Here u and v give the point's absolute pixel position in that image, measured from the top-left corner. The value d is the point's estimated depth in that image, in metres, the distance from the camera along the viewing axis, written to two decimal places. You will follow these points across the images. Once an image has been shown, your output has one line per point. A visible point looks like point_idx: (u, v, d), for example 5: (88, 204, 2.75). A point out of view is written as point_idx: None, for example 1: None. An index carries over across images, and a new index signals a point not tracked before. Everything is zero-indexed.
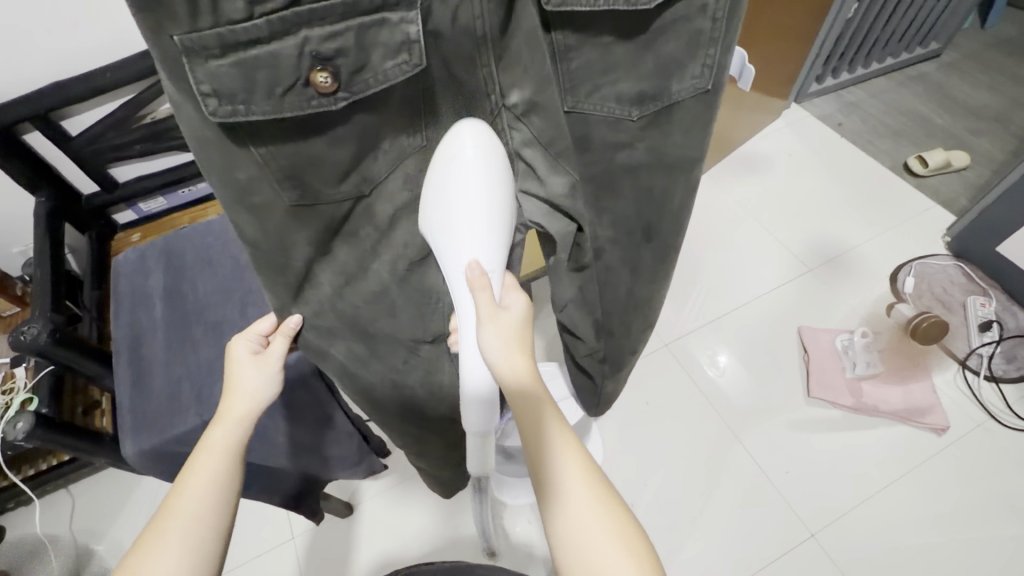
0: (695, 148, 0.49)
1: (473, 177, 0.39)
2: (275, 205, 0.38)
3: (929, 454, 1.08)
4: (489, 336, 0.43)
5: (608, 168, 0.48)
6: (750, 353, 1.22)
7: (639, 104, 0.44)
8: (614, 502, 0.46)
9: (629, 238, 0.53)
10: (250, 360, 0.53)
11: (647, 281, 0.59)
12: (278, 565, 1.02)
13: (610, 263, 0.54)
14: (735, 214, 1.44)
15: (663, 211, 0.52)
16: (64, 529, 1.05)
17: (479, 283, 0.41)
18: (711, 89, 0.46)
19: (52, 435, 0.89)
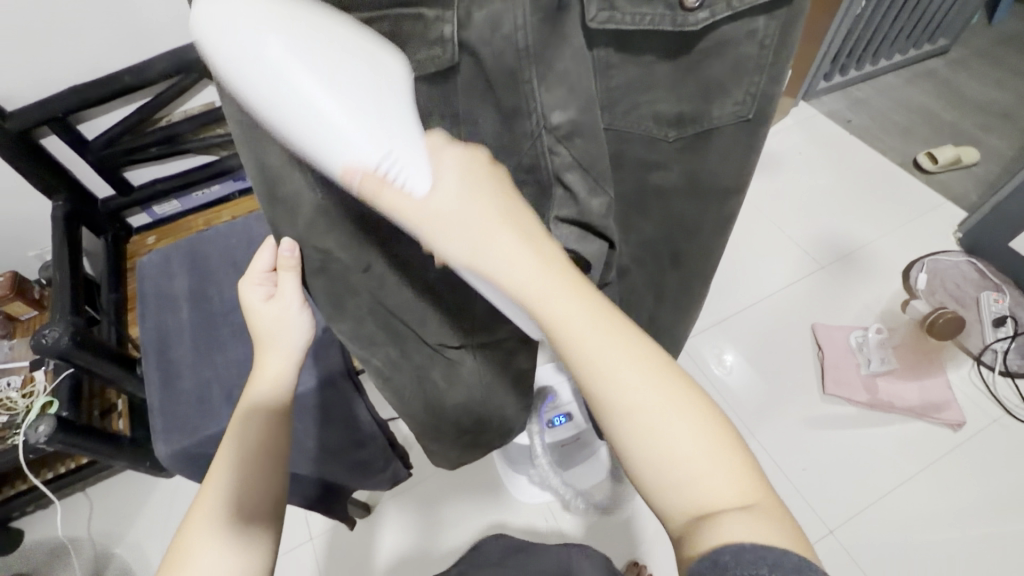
0: (733, 177, 0.46)
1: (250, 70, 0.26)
2: (302, 199, 0.36)
3: (945, 449, 1.09)
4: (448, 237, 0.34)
5: (641, 195, 0.48)
6: (765, 351, 1.23)
7: (674, 125, 0.42)
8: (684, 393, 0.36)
9: (657, 261, 0.55)
10: (265, 308, 0.45)
11: (670, 306, 0.60)
12: (297, 566, 1.02)
13: (635, 282, 0.57)
14: (746, 212, 1.44)
15: (690, 239, 0.52)
16: (84, 532, 1.05)
17: (373, 189, 0.30)
18: (753, 118, 0.41)
19: (73, 438, 0.90)
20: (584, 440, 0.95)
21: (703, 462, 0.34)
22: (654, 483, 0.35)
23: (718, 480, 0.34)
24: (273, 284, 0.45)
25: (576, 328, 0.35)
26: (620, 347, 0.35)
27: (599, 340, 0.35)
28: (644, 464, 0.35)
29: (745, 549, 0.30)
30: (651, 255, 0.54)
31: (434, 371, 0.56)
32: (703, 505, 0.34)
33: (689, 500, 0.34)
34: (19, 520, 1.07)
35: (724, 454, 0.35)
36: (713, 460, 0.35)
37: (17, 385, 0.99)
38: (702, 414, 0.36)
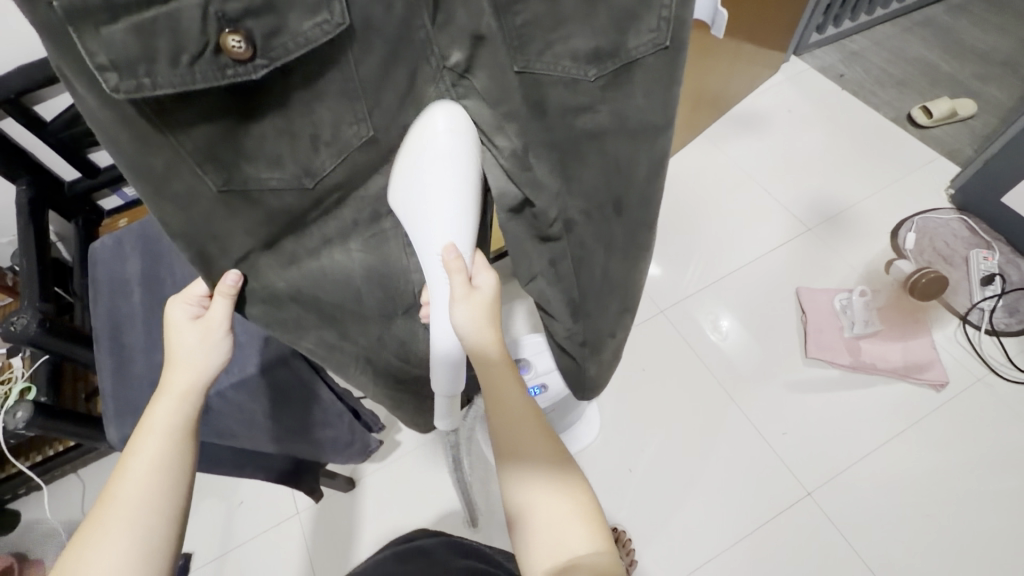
0: (657, 112, 0.47)
1: (443, 165, 0.40)
2: (198, 191, 0.36)
3: (926, 409, 1.08)
4: (460, 312, 0.45)
5: (569, 137, 0.45)
6: (750, 315, 1.21)
7: (595, 63, 0.41)
8: (569, 475, 0.49)
9: (600, 211, 0.52)
10: (190, 325, 0.49)
11: (622, 257, 0.57)
12: (286, 539, 1.05)
13: (583, 239, 0.53)
14: (734, 174, 1.40)
15: (631, 185, 0.51)
16: (77, 512, 1.08)
17: (454, 266, 0.44)
18: (670, 45, 0.43)
19: (52, 423, 0.90)
20: (560, 411, 0.95)
21: (572, 525, 0.47)
22: (532, 531, 0.48)
23: (577, 539, 0.46)
24: (205, 307, 0.50)
25: (514, 419, 0.49)
26: (531, 420, 0.50)
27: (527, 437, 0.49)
28: (529, 523, 0.48)
29: None
30: (597, 208, 0.51)
31: (386, 348, 0.55)
32: (567, 558, 0.45)
33: (558, 554, 0.46)
34: (14, 502, 1.10)
35: (585, 518, 0.48)
36: (579, 528, 0.47)
37: None
38: (580, 497, 0.49)
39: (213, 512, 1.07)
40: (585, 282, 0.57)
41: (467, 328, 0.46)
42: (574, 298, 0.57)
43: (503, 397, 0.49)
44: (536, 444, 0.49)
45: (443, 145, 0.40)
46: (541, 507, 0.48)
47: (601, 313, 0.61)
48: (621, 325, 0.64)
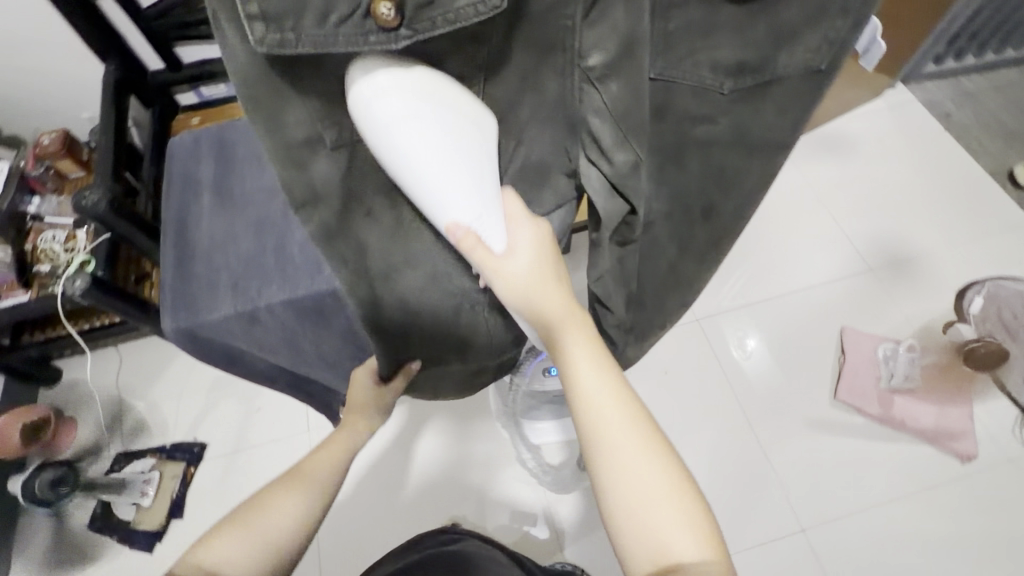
0: (788, 131, 0.46)
1: (402, 139, 0.36)
2: (312, 151, 0.39)
3: (946, 478, 1.04)
4: (504, 289, 0.46)
5: (683, 142, 0.48)
6: (786, 344, 1.18)
7: (732, 76, 0.43)
8: (676, 474, 0.44)
9: (689, 213, 0.52)
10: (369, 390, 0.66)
11: (695, 262, 0.56)
12: (292, 453, 1.10)
13: (657, 237, 0.54)
14: (804, 197, 1.34)
15: (727, 194, 0.50)
16: (112, 383, 1.16)
17: (468, 242, 0.43)
18: (825, 69, 0.43)
19: (106, 299, 0.96)
20: None
21: (674, 526, 0.43)
22: (632, 530, 0.43)
23: (681, 542, 0.42)
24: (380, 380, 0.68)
25: (594, 383, 0.45)
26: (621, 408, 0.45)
27: (612, 417, 0.45)
28: (624, 520, 0.44)
29: None
30: (685, 210, 0.52)
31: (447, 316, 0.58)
32: (671, 561, 0.42)
33: (660, 554, 0.42)
34: (59, 361, 1.18)
35: (690, 516, 0.43)
36: (686, 527, 0.43)
37: (61, 239, 1.02)
38: (684, 496, 0.44)
39: (231, 413, 1.13)
40: (647, 277, 0.58)
41: (519, 300, 0.47)
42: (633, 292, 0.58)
43: (567, 353, 0.47)
44: (626, 427, 0.45)
45: (389, 112, 0.35)
46: (637, 506, 0.43)
47: (652, 311, 0.61)
48: (673, 318, 0.63)
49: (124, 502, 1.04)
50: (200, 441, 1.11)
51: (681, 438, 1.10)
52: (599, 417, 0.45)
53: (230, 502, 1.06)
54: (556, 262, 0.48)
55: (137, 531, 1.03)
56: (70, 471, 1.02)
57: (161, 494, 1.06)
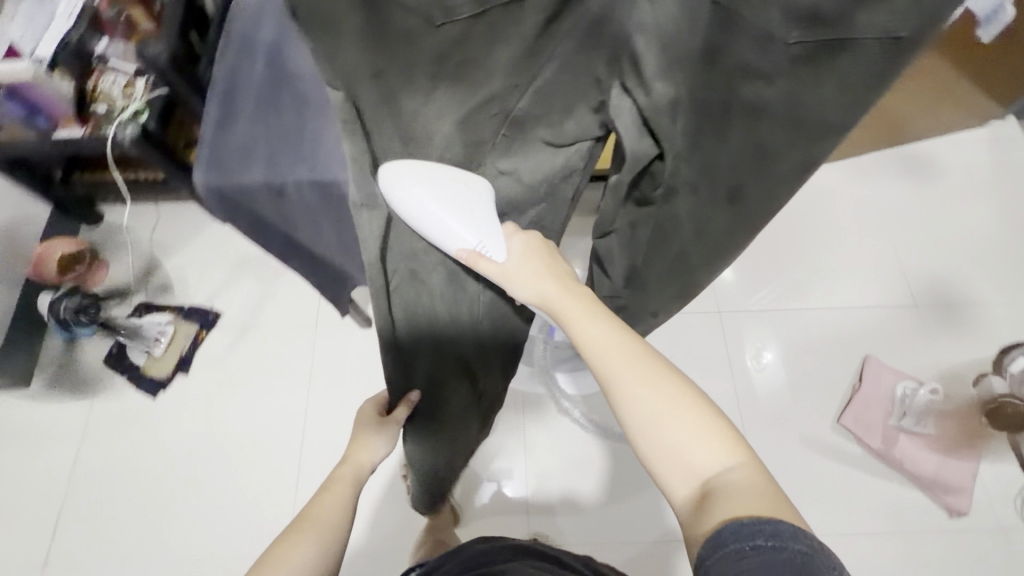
0: (842, 116, 0.40)
1: (416, 199, 0.50)
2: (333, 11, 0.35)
3: (929, 527, 1.01)
4: (517, 287, 0.55)
5: (730, 107, 0.43)
6: (803, 358, 1.14)
7: (801, 26, 0.35)
8: (690, 393, 0.47)
9: (714, 193, 0.50)
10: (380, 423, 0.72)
11: (707, 246, 0.56)
12: (297, 342, 1.13)
13: (678, 210, 0.54)
14: (867, 215, 1.26)
15: (760, 176, 0.47)
16: (146, 237, 1.21)
17: (475, 261, 0.54)
18: (903, 38, 0.34)
19: (150, 151, 1.00)
20: None
21: (701, 446, 0.46)
22: (665, 467, 0.47)
23: (705, 460, 0.46)
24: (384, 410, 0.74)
25: (594, 343, 0.50)
26: (618, 354, 0.49)
27: (617, 358, 0.48)
28: (657, 458, 0.47)
29: (744, 527, 0.40)
30: (711, 186, 0.50)
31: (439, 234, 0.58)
32: (705, 482, 0.45)
33: (694, 479, 0.46)
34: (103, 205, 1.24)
35: (709, 431, 0.46)
36: (705, 445, 0.46)
37: (120, 85, 1.01)
38: (700, 411, 0.47)
39: (249, 291, 1.18)
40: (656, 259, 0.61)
41: (520, 287, 0.55)
42: (636, 263, 0.63)
43: (569, 321, 0.52)
44: (633, 366, 0.48)
45: (407, 189, 0.50)
46: (661, 439, 0.47)
47: (653, 279, 0.64)
48: (668, 304, 0.69)
49: (138, 347, 1.10)
50: (215, 309, 1.16)
51: None
52: (607, 360, 0.49)
53: (232, 371, 1.11)
54: (541, 254, 0.56)
55: (144, 376, 1.10)
56: (92, 304, 1.08)
57: (171, 348, 1.12)
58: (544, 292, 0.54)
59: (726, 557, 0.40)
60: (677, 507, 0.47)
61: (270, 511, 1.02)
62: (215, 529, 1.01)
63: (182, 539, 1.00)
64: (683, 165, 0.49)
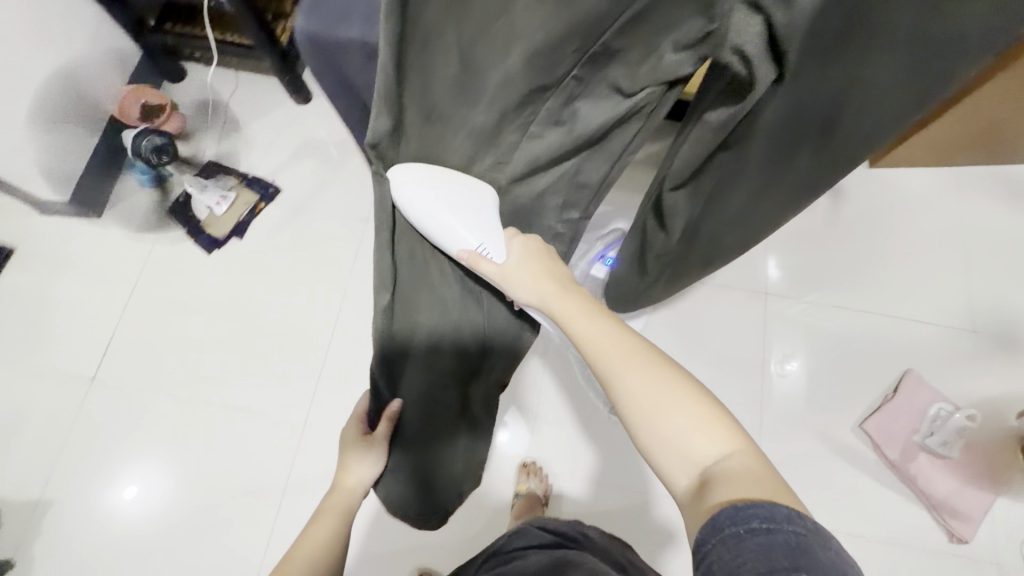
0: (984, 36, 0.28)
1: (427, 201, 0.56)
2: None
3: (923, 544, 1.01)
4: (519, 290, 0.62)
5: (850, 30, 0.36)
6: (840, 358, 1.11)
7: None
8: (685, 383, 0.49)
9: (799, 141, 0.44)
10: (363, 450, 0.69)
11: (771, 199, 0.50)
12: (347, 232, 1.16)
13: (758, 152, 0.49)
14: (948, 228, 1.19)
15: (848, 119, 0.38)
16: (223, 102, 1.23)
17: (475, 261, 0.62)
18: None
19: (245, 13, 0.98)
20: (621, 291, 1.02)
21: (697, 433, 0.47)
22: (664, 455, 0.48)
23: (703, 446, 0.47)
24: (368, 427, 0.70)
25: (587, 335, 0.55)
26: (613, 348, 0.53)
27: (616, 353, 0.52)
28: (655, 445, 0.48)
29: (741, 508, 0.40)
30: (798, 129, 0.44)
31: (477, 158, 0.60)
32: (702, 468, 0.46)
33: (691, 465, 0.46)
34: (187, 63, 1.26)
35: (705, 418, 0.48)
36: (701, 430, 0.47)
37: None
38: (694, 398, 0.49)
39: (310, 174, 1.20)
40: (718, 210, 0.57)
41: (523, 286, 0.62)
42: (695, 217, 0.61)
43: (566, 317, 0.58)
44: (630, 358, 0.51)
45: (420, 193, 0.55)
46: (658, 424, 0.48)
47: (699, 229, 0.61)
48: (718, 263, 0.65)
49: (202, 203, 1.14)
50: (275, 184, 1.19)
51: None
52: (606, 355, 0.52)
53: (282, 246, 1.15)
54: (543, 260, 0.64)
55: (203, 232, 1.15)
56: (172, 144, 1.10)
57: (231, 211, 1.16)
58: (544, 292, 0.61)
59: (725, 541, 0.39)
60: (677, 496, 0.47)
61: (294, 379, 1.08)
62: (241, 385, 1.07)
63: (213, 386, 1.07)
64: (782, 102, 0.45)
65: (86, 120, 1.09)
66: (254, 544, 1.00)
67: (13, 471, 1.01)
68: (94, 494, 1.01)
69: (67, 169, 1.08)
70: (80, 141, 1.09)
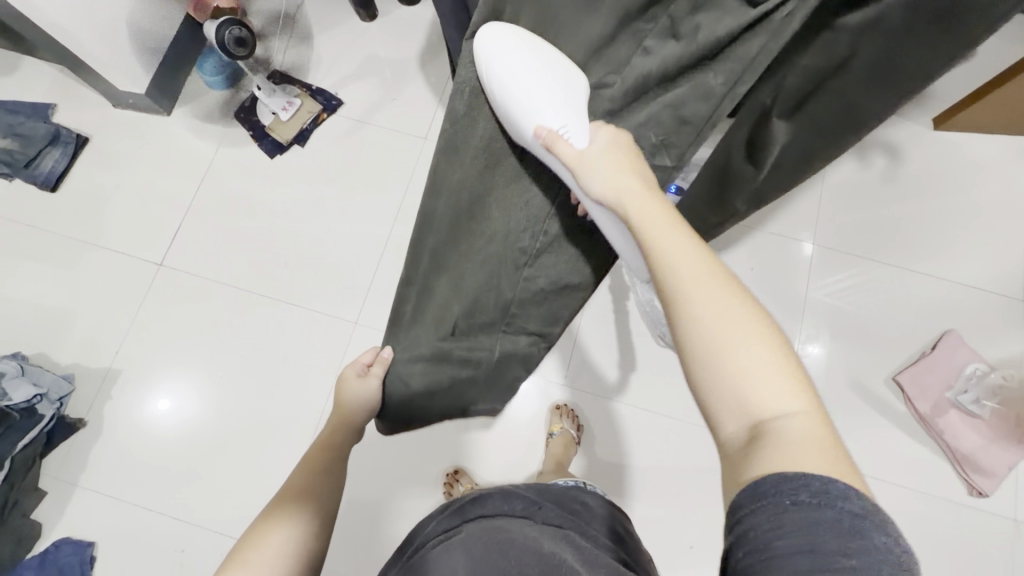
0: None
1: (508, 60, 0.50)
2: None
3: (941, 494, 1.03)
4: (595, 180, 0.48)
5: None
6: (881, 312, 1.12)
7: None
8: (765, 325, 0.39)
9: (908, 19, 0.36)
10: (359, 384, 0.77)
11: (879, 108, 0.42)
12: (406, 149, 1.19)
13: (865, 58, 0.40)
14: (1008, 197, 1.17)
15: None
16: (292, 13, 1.25)
17: (553, 142, 0.50)
18: None
19: None
20: None
21: (766, 376, 0.37)
22: (714, 389, 0.38)
23: (773, 395, 0.36)
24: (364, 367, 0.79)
25: (666, 238, 0.44)
26: (694, 257, 0.42)
27: (698, 264, 0.41)
28: (711, 376, 0.38)
29: (784, 477, 0.32)
30: (910, 11, 0.35)
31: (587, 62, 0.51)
32: (760, 417, 0.36)
33: (748, 411, 0.37)
34: None
35: (782, 369, 0.37)
36: (773, 376, 0.37)
37: None
38: (773, 342, 0.38)
39: (373, 90, 1.22)
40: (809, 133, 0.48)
41: (595, 179, 0.48)
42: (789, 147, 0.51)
43: (642, 220, 0.45)
44: (708, 274, 0.41)
45: (497, 50, 0.50)
46: (726, 354, 0.38)
47: (790, 156, 0.52)
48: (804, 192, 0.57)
49: (267, 108, 1.17)
50: (338, 97, 1.22)
51: None
52: (680, 261, 0.42)
53: (342, 158, 1.18)
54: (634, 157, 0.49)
55: (268, 136, 1.19)
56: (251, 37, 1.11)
57: (295, 118, 1.18)
58: (620, 193, 0.47)
59: (772, 502, 0.32)
60: (721, 437, 0.38)
61: (349, 284, 1.12)
62: (297, 284, 1.13)
63: (269, 283, 1.12)
64: None
65: (167, 18, 1.12)
66: (299, 428, 1.06)
67: (84, 340, 1.09)
68: (149, 383, 1.07)
69: (156, 36, 1.11)
70: (161, 38, 1.13)
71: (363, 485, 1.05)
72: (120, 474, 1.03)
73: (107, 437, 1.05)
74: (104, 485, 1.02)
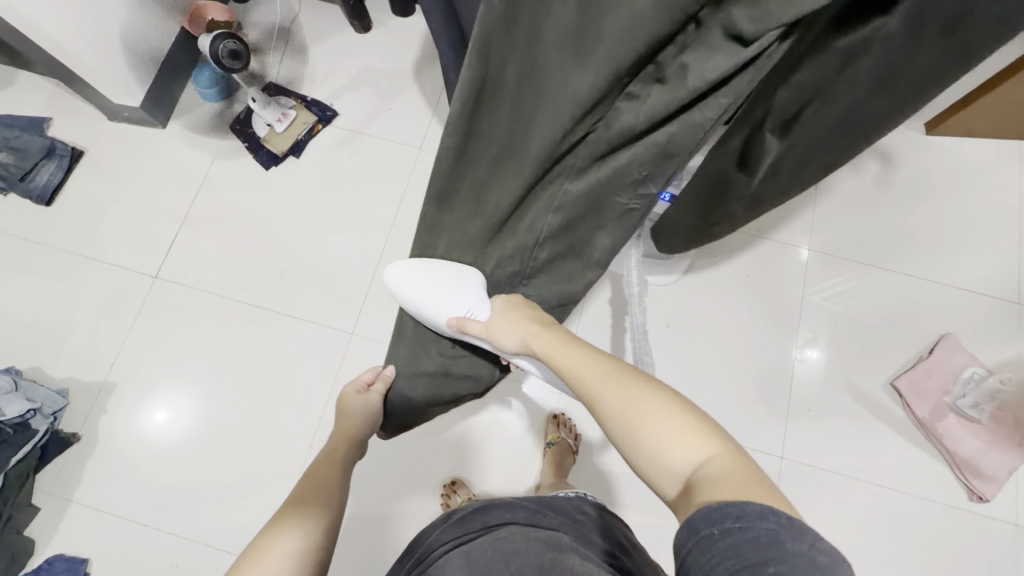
0: None
1: (416, 285, 0.69)
2: None
3: (942, 498, 1.03)
4: (504, 334, 0.63)
5: None
6: (879, 316, 1.12)
7: None
8: (668, 398, 0.47)
9: (914, 30, 0.35)
10: (359, 398, 0.82)
11: (878, 115, 0.42)
12: (402, 159, 1.19)
13: (863, 71, 0.39)
14: (1002, 200, 1.17)
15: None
16: (286, 25, 1.26)
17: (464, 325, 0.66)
18: None
19: None
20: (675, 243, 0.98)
21: (676, 441, 0.44)
22: (646, 463, 0.45)
23: (685, 454, 0.43)
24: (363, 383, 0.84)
25: (576, 362, 0.56)
26: (597, 370, 0.54)
27: (600, 377, 0.53)
28: (637, 453, 0.46)
29: (711, 512, 0.37)
30: (916, 23, 0.35)
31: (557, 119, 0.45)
32: (685, 477, 0.42)
33: (675, 476, 0.43)
34: None
35: (690, 429, 0.44)
36: (681, 439, 0.44)
37: None
38: (676, 410, 0.46)
39: (368, 101, 1.23)
40: (808, 137, 0.48)
41: (505, 335, 0.63)
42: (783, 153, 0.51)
43: (551, 353, 0.59)
44: (612, 379, 0.51)
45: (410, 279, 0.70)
46: (638, 436, 0.46)
47: (787, 162, 0.52)
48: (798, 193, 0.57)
49: (262, 120, 1.17)
50: (333, 108, 1.22)
51: (724, 332, 1.12)
52: (585, 379, 0.54)
53: (337, 169, 1.19)
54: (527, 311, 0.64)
55: (263, 148, 1.19)
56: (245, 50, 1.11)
57: (290, 130, 1.19)
58: (527, 334, 0.61)
59: (700, 540, 0.36)
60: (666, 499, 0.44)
61: (345, 295, 1.12)
62: (293, 295, 1.12)
63: (266, 294, 1.12)
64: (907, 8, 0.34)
65: (156, 35, 1.12)
66: (296, 441, 1.05)
67: (79, 354, 1.08)
68: (144, 398, 1.07)
69: (147, 46, 1.11)
70: (150, 55, 1.13)
71: (360, 497, 1.04)
72: (116, 489, 1.02)
73: (103, 451, 1.04)
74: (101, 499, 1.02)
